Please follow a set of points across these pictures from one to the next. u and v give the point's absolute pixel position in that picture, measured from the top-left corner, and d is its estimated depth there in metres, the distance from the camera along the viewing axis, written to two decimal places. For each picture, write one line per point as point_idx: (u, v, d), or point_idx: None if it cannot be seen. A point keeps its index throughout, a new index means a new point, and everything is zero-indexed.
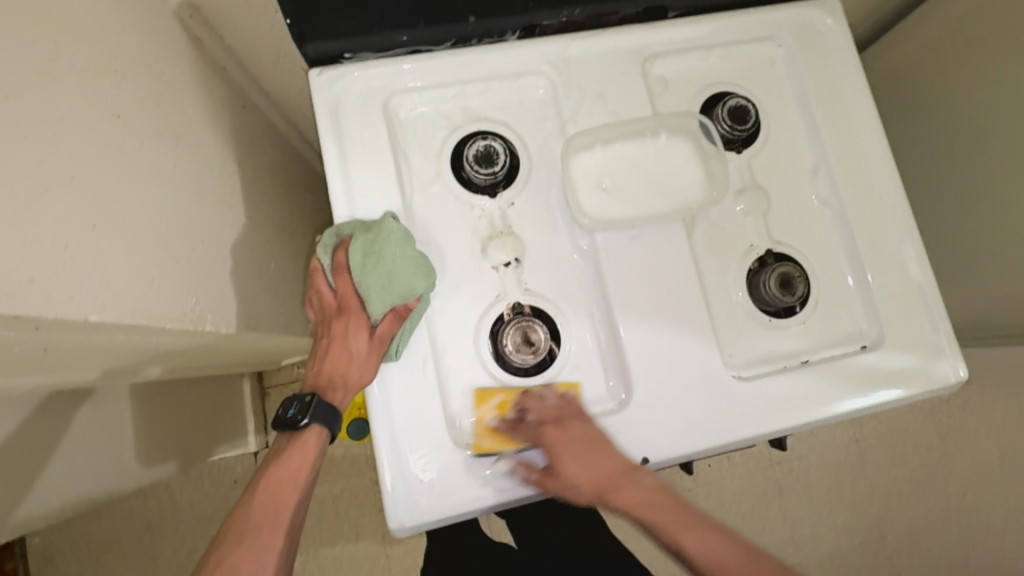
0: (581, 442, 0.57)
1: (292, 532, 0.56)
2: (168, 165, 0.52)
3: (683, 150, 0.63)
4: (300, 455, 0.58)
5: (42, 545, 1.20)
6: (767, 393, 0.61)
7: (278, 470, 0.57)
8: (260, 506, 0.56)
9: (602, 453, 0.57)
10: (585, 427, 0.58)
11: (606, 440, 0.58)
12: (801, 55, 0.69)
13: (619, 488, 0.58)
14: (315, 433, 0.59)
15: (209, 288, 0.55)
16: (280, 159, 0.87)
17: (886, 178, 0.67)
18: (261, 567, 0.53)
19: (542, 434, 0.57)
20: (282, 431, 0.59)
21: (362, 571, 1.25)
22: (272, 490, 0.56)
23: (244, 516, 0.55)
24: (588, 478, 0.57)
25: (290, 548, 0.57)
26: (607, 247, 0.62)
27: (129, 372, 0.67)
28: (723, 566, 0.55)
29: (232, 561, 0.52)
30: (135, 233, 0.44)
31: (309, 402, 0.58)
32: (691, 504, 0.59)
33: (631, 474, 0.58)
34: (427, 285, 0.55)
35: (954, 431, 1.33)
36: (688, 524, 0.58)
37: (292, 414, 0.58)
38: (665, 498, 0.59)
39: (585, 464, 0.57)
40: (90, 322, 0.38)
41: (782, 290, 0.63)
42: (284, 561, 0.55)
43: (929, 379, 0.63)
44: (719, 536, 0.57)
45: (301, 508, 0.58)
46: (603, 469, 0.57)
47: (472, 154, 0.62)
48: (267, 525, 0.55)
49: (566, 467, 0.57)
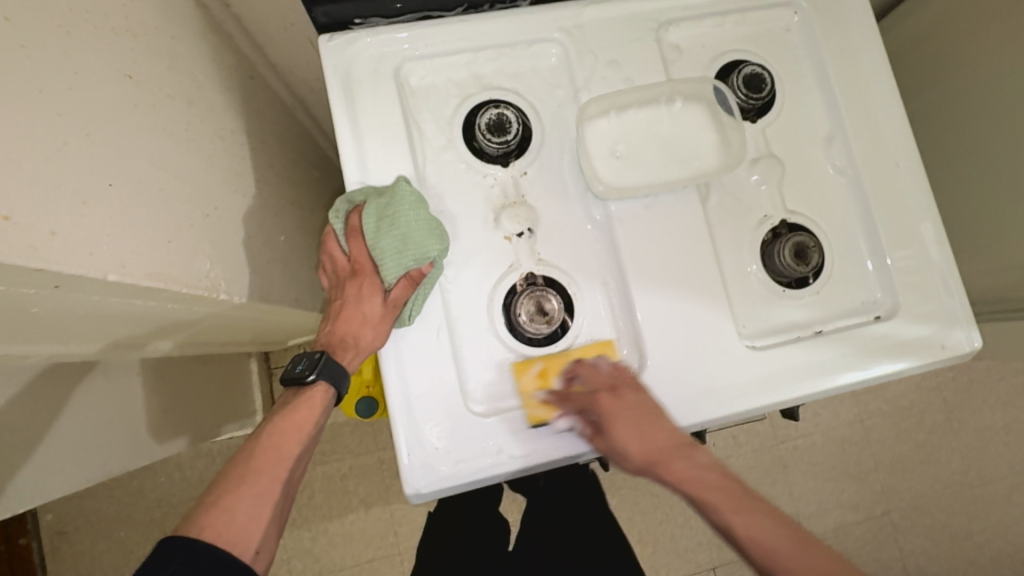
0: (632, 410, 0.56)
1: (290, 483, 0.56)
2: (180, 129, 0.51)
3: (698, 118, 0.63)
4: (307, 410, 0.58)
5: (55, 521, 1.22)
6: (781, 363, 0.61)
7: (283, 421, 0.57)
8: (262, 454, 0.55)
9: (655, 423, 0.56)
10: (638, 397, 0.57)
11: (660, 411, 0.57)
12: (818, 22, 0.68)
13: (670, 461, 0.55)
14: (321, 390, 0.59)
15: (223, 254, 0.55)
16: (287, 134, 0.86)
17: (903, 147, 0.66)
18: (257, 513, 0.52)
19: (594, 400, 0.57)
20: (288, 388, 0.59)
21: (371, 547, 1.27)
22: (276, 439, 0.56)
23: (245, 462, 0.54)
24: (638, 447, 0.55)
25: (286, 499, 0.56)
26: (621, 217, 0.61)
27: (141, 343, 0.67)
28: (776, 561, 0.49)
29: (229, 503, 0.51)
30: (151, 195, 0.44)
31: (316, 358, 0.58)
32: (753, 492, 0.53)
33: (682, 449, 0.55)
34: (441, 247, 0.55)
35: (959, 409, 1.33)
36: (742, 508, 0.52)
37: (299, 369, 0.58)
38: (720, 478, 0.54)
39: (635, 430, 0.56)
40: (108, 280, 0.38)
41: (797, 260, 0.63)
42: (279, 510, 0.55)
43: (942, 349, 0.63)
44: (781, 526, 0.50)
45: (301, 460, 0.57)
46: (655, 439, 0.56)
47: (485, 123, 0.61)
48: (268, 472, 0.54)
49: (615, 432, 0.56)
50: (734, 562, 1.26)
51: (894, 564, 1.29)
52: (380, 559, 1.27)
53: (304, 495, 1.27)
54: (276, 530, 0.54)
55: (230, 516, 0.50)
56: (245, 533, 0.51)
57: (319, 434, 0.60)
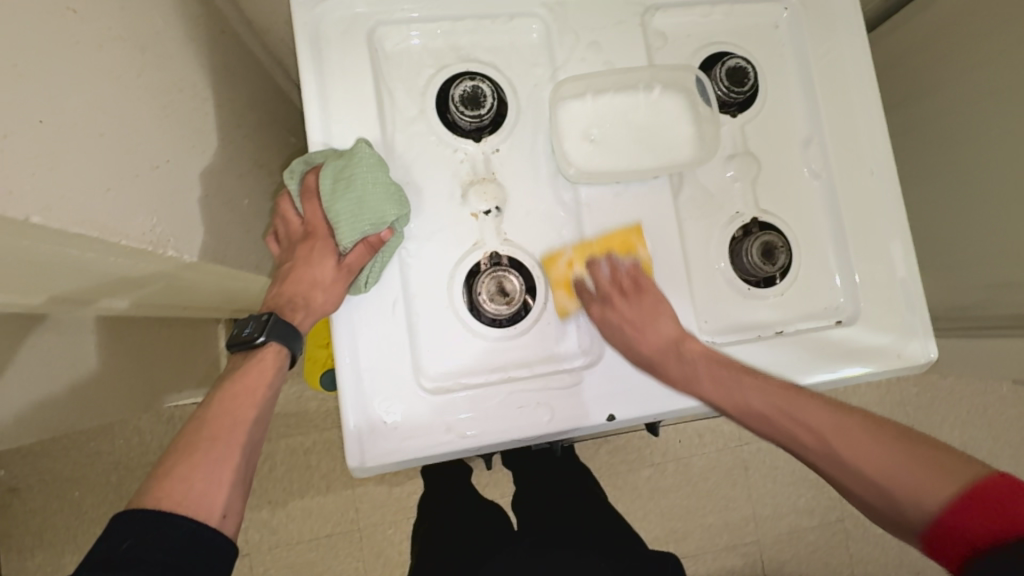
0: (631, 314, 0.58)
1: (252, 448, 0.53)
2: (130, 74, 0.49)
3: (677, 107, 0.62)
4: (258, 372, 0.55)
5: (6, 477, 1.19)
6: (738, 360, 0.61)
7: (234, 385, 0.54)
8: (215, 419, 0.52)
9: (645, 325, 0.58)
10: (631, 303, 0.58)
11: (648, 313, 0.58)
12: (806, 21, 0.67)
13: (661, 364, 0.57)
14: (273, 351, 0.56)
15: (171, 210, 0.53)
16: (261, 94, 0.83)
17: (878, 153, 0.66)
18: (217, 479, 0.49)
19: (586, 307, 0.59)
20: (237, 351, 0.57)
21: (330, 522, 1.26)
22: (228, 403, 0.52)
23: (200, 428, 0.51)
24: (629, 355, 0.58)
25: (251, 464, 0.53)
26: (590, 202, 0.61)
27: (89, 298, 0.65)
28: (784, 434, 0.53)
29: (184, 472, 0.48)
30: (89, 138, 0.42)
31: (265, 320, 0.56)
32: (752, 371, 0.56)
33: (674, 350, 0.57)
34: (399, 212, 0.54)
35: (919, 423, 1.36)
36: (737, 388, 0.55)
37: (248, 331, 0.56)
38: (711, 368, 0.56)
39: (625, 335, 0.57)
40: (32, 223, 0.36)
41: (764, 259, 0.63)
42: (245, 476, 0.51)
43: (899, 358, 0.63)
44: (780, 399, 0.53)
45: (262, 424, 0.54)
46: (642, 346, 0.57)
47: (458, 95, 0.59)
48: (223, 437, 0.51)
49: (605, 342, 0.58)
50: (689, 558, 1.28)
51: (843, 568, 1.32)
52: (338, 534, 1.26)
53: (265, 467, 1.26)
54: (243, 494, 0.51)
55: (187, 485, 0.47)
56: (208, 500, 0.48)
57: (278, 397, 0.57)
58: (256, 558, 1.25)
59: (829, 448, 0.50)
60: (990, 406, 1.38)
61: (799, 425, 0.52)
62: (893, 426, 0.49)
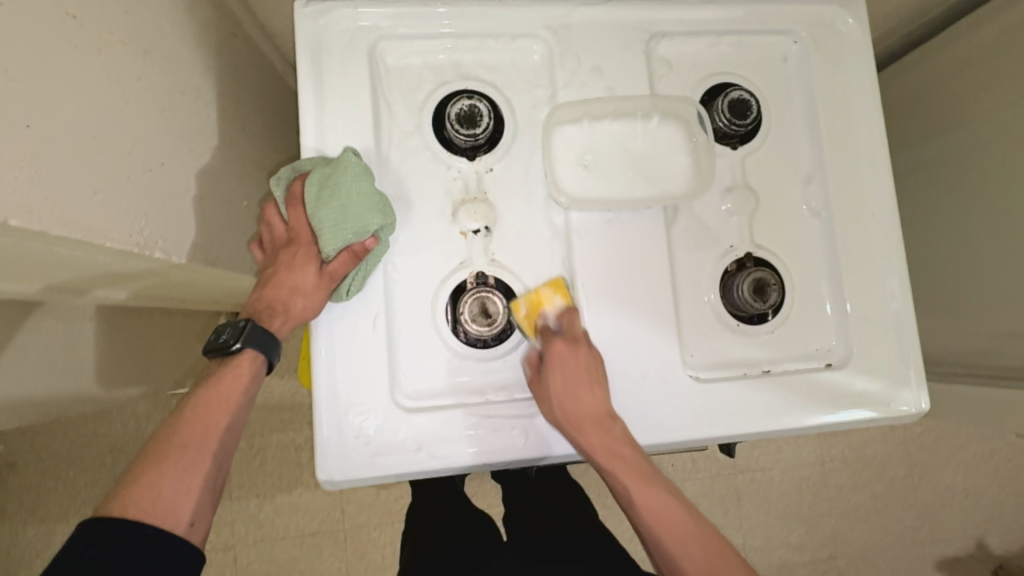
0: (576, 369, 0.55)
1: (223, 454, 0.52)
2: (130, 79, 0.50)
3: (673, 137, 0.61)
4: (233, 379, 0.53)
5: (5, 452, 1.22)
6: (722, 398, 0.60)
7: (207, 392, 0.53)
8: (187, 426, 0.51)
9: (589, 391, 0.55)
10: (586, 359, 0.55)
11: (599, 377, 0.55)
12: (816, 54, 0.66)
13: (584, 427, 0.54)
14: (249, 358, 0.55)
15: (162, 211, 0.54)
16: (269, 96, 0.84)
17: (882, 195, 0.64)
18: (186, 486, 0.48)
19: (548, 343, 0.56)
20: (213, 359, 0.55)
21: (316, 520, 1.27)
22: (200, 410, 0.52)
23: (171, 435, 0.50)
24: (560, 404, 0.54)
25: (222, 470, 0.52)
26: (580, 228, 0.60)
27: (85, 287, 0.66)
28: (645, 512, 0.55)
29: (152, 479, 0.47)
30: (80, 142, 0.43)
31: (241, 327, 0.54)
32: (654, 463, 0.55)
33: (602, 422, 0.55)
34: (383, 221, 0.53)
35: (922, 464, 1.32)
36: (646, 479, 0.54)
37: (223, 339, 0.54)
38: (630, 454, 0.54)
39: (569, 386, 0.54)
40: (11, 226, 0.36)
41: (755, 296, 0.61)
42: (213, 483, 0.51)
43: (889, 406, 0.62)
44: (669, 497, 0.55)
45: (235, 431, 0.53)
46: (574, 407, 0.54)
47: (455, 113, 0.59)
48: (194, 444, 0.50)
49: (550, 378, 0.55)
50: None
51: None
52: (323, 533, 1.27)
53: (256, 460, 1.27)
54: (212, 502, 0.50)
55: (155, 492, 0.47)
56: (176, 506, 0.48)
57: (253, 406, 0.56)
58: (240, 550, 1.26)
59: (670, 540, 0.54)
60: (997, 451, 1.33)
61: (676, 524, 0.54)
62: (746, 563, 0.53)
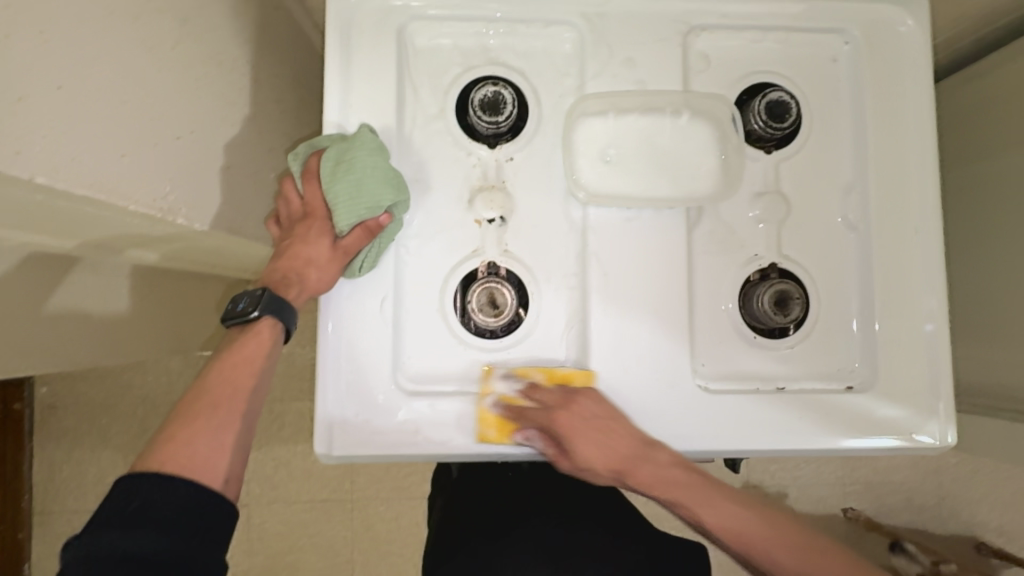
0: (593, 423, 0.55)
1: (251, 416, 0.52)
2: (165, 47, 0.51)
3: (705, 136, 0.58)
4: (254, 344, 0.54)
5: (49, 395, 1.30)
6: (729, 412, 0.58)
7: (231, 355, 0.53)
8: (212, 388, 0.52)
9: (616, 433, 0.55)
10: (599, 407, 0.55)
11: (615, 416, 0.55)
12: (867, 57, 0.61)
13: (634, 468, 0.55)
14: (269, 324, 0.55)
15: (188, 179, 0.55)
16: (305, 72, 0.85)
17: (927, 212, 0.60)
18: (219, 445, 0.49)
19: (552, 420, 0.55)
20: (231, 326, 0.55)
21: (327, 487, 1.31)
22: (227, 373, 0.52)
23: (200, 396, 0.51)
24: (603, 460, 0.55)
25: (251, 432, 0.53)
26: (597, 224, 0.59)
27: (120, 246, 0.69)
28: (749, 545, 0.53)
29: (186, 438, 0.49)
30: (109, 107, 0.44)
31: (259, 295, 0.55)
32: (711, 477, 0.56)
33: (646, 453, 0.55)
34: (396, 198, 0.53)
35: (951, 499, 1.25)
36: (709, 501, 0.54)
37: (241, 307, 0.55)
38: (684, 476, 0.54)
39: (598, 443, 0.55)
40: (37, 183, 0.38)
41: (776, 308, 0.59)
42: (245, 444, 0.52)
43: (910, 437, 0.58)
44: (750, 513, 0.54)
45: (261, 394, 0.54)
46: (617, 449, 0.55)
47: (478, 99, 0.59)
48: (224, 406, 0.51)
49: (579, 450, 0.55)
50: None
51: None
52: (333, 501, 1.31)
53: (274, 426, 1.31)
54: (245, 460, 0.51)
55: (189, 450, 0.48)
56: (211, 465, 0.48)
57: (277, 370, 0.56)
58: (255, 510, 1.31)
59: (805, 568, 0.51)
60: None
61: (777, 544, 0.52)
62: (841, 551, 0.52)
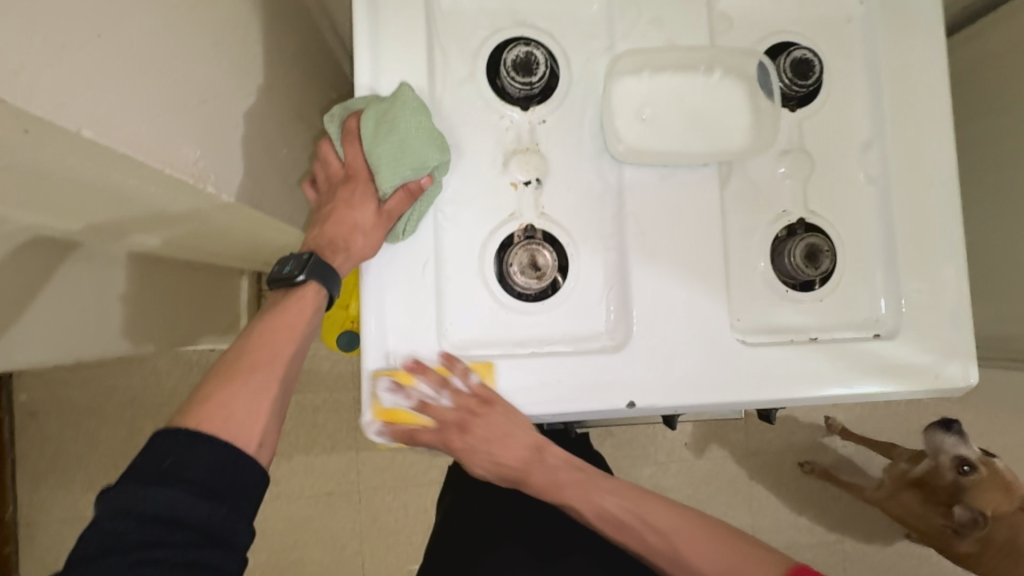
0: (493, 441, 0.55)
1: (288, 382, 0.51)
2: (187, 5, 0.49)
3: (734, 94, 0.59)
4: (298, 310, 0.53)
5: (28, 401, 1.23)
6: (768, 363, 0.59)
7: (272, 320, 0.52)
8: (252, 351, 0.50)
9: (510, 439, 0.56)
10: (489, 424, 0.55)
11: (490, 409, 0.55)
12: (885, 15, 0.63)
13: (530, 475, 0.59)
14: (313, 290, 0.54)
15: (214, 145, 0.52)
16: (309, 45, 0.82)
17: (942, 165, 0.62)
18: (256, 408, 0.48)
19: (445, 441, 0.56)
20: (276, 289, 0.54)
21: (331, 481, 1.28)
22: (267, 336, 0.51)
23: (239, 357, 0.50)
24: (493, 468, 0.58)
25: (287, 399, 0.51)
26: (633, 184, 0.59)
27: (125, 227, 0.66)
28: (661, 539, 0.56)
29: (222, 398, 0.47)
30: (143, 62, 0.42)
31: (305, 259, 0.53)
32: (581, 463, 0.61)
33: (537, 457, 0.58)
34: (441, 159, 0.52)
35: None
36: (599, 490, 0.58)
37: (287, 270, 0.53)
38: (569, 475, 0.59)
39: (496, 447, 0.56)
40: (82, 137, 0.35)
41: (807, 261, 0.60)
42: (280, 410, 0.50)
43: (936, 379, 0.61)
44: (620, 496, 0.58)
45: (298, 361, 0.53)
46: (507, 461, 0.57)
47: (511, 60, 0.58)
48: (262, 369, 0.50)
49: (477, 459, 0.57)
50: None
51: None
52: (337, 494, 1.28)
53: None
54: (279, 427, 0.50)
55: (225, 411, 0.46)
56: (247, 427, 0.47)
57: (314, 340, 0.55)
58: None
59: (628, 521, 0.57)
60: None
61: (687, 543, 0.55)
62: (709, 526, 0.56)
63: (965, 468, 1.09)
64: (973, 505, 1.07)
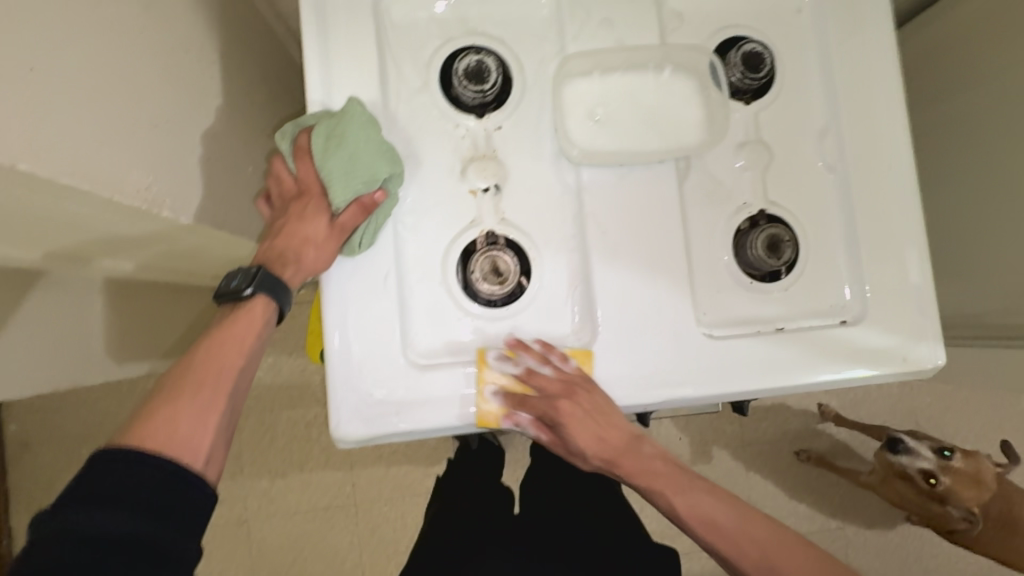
0: (590, 415, 0.56)
1: (236, 395, 0.51)
2: (132, 31, 0.49)
3: (686, 90, 0.60)
4: (247, 323, 0.53)
5: (19, 432, 1.23)
6: (737, 356, 0.59)
7: (220, 332, 0.52)
8: (200, 364, 0.51)
9: (609, 423, 0.56)
10: (593, 399, 0.56)
11: (614, 410, 0.57)
12: (834, 4, 0.63)
13: (621, 458, 0.58)
14: (262, 302, 0.54)
15: (167, 170, 0.53)
16: (271, 63, 0.82)
17: (899, 149, 0.63)
18: (203, 423, 0.48)
19: (554, 408, 0.56)
20: (225, 303, 0.54)
21: (327, 495, 1.28)
22: (214, 350, 0.51)
23: (184, 372, 0.50)
24: (596, 449, 0.57)
25: (236, 412, 0.52)
26: (591, 185, 0.59)
27: (92, 254, 0.66)
28: (716, 532, 0.58)
29: (167, 413, 0.47)
30: (85, 91, 0.42)
31: (254, 272, 0.54)
32: (687, 470, 0.61)
33: (632, 445, 0.58)
34: (392, 170, 0.54)
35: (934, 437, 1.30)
36: (681, 489, 0.59)
37: (234, 284, 0.54)
38: (662, 466, 0.59)
39: (591, 430, 0.56)
40: (19, 170, 0.36)
41: (769, 252, 0.62)
42: (228, 423, 0.51)
43: (904, 362, 0.61)
44: (722, 503, 0.59)
45: (247, 373, 0.53)
46: (610, 441, 0.57)
47: (463, 69, 0.59)
48: (209, 383, 0.50)
49: (575, 436, 0.56)
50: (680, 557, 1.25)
51: None
52: (335, 507, 1.28)
53: (266, 438, 1.28)
54: (227, 440, 0.50)
55: (170, 427, 0.47)
56: (191, 443, 0.47)
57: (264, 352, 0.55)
58: (253, 525, 1.27)
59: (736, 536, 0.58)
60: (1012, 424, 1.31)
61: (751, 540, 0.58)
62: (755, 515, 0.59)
63: (932, 481, 1.09)
64: (959, 506, 1.09)
